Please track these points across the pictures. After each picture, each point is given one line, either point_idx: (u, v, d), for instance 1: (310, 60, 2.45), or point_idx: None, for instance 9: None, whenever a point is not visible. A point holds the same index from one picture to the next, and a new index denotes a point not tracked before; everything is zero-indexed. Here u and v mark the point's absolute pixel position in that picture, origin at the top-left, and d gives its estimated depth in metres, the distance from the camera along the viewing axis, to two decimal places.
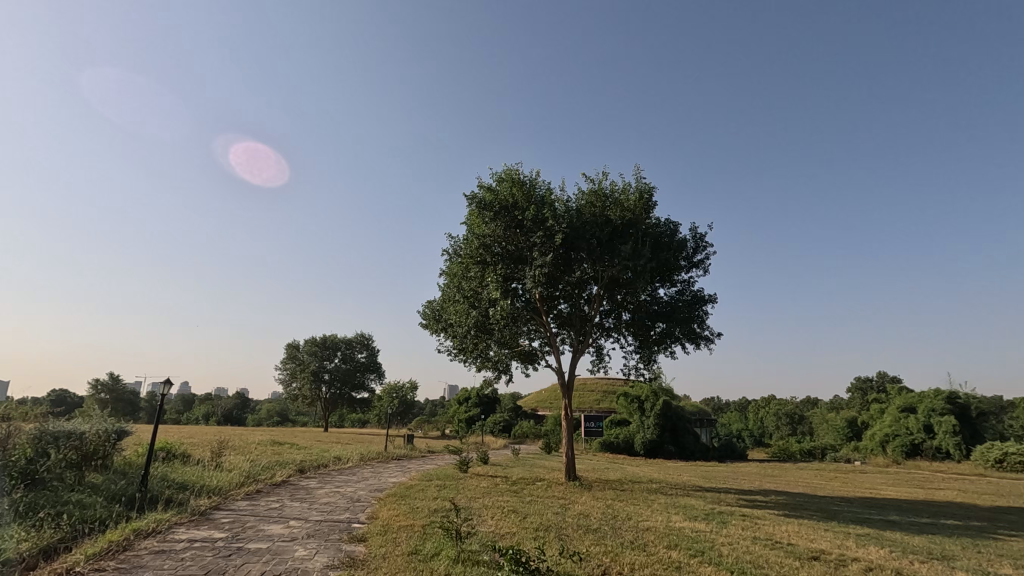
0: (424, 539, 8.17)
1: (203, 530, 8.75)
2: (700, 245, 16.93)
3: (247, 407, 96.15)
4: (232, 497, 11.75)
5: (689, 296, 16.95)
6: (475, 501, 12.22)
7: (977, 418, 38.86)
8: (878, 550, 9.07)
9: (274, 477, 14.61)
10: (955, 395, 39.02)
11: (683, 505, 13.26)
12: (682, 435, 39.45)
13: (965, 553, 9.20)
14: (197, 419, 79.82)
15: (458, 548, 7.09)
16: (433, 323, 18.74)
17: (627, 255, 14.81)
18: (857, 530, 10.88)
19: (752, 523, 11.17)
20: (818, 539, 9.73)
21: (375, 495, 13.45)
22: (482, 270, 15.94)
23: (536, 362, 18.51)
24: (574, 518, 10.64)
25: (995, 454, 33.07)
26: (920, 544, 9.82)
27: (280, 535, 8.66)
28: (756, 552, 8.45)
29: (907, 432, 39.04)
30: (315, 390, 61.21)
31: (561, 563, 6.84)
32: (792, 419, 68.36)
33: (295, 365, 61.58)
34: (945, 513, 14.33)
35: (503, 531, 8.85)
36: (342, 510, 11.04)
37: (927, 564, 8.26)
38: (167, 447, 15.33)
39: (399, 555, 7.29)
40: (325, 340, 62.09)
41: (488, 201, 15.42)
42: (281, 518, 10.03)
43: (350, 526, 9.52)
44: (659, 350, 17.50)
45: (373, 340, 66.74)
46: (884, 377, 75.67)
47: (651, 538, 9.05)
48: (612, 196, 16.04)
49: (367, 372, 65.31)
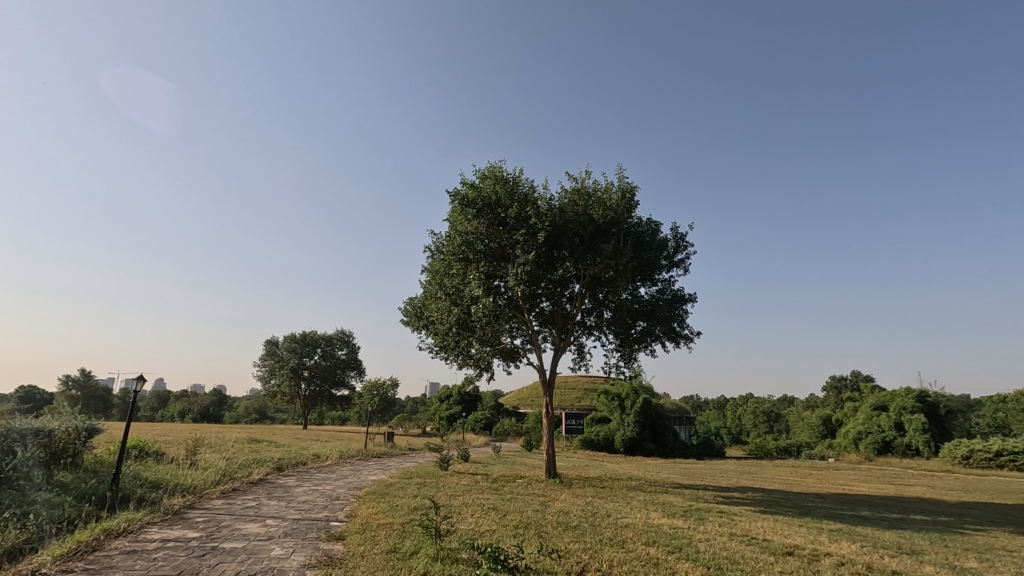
0: (403, 538, 8.11)
1: (176, 530, 8.56)
2: (681, 245, 17.12)
3: (224, 404, 94.55)
4: (207, 496, 11.52)
5: (670, 295, 17.09)
6: (456, 499, 12.20)
7: (946, 416, 39.93)
8: (850, 545, 9.24)
9: (251, 475, 14.34)
10: (926, 394, 39.98)
11: (661, 502, 13.44)
12: (662, 432, 39.83)
13: (933, 548, 9.44)
14: (171, 417, 78.08)
15: (437, 547, 7.05)
16: (415, 320, 18.66)
17: (609, 254, 14.90)
18: (830, 526, 11.11)
19: (729, 520, 11.32)
20: (792, 534, 9.91)
21: (354, 493, 13.34)
22: (464, 267, 15.89)
23: (518, 359, 18.56)
24: (555, 515, 10.68)
25: (962, 451, 34.15)
26: (891, 538, 10.06)
27: (255, 535, 8.49)
28: (733, 548, 8.58)
29: (878, 429, 40.00)
30: (295, 387, 60.30)
31: (541, 562, 6.81)
32: (769, 417, 69.52)
33: (274, 362, 60.82)
34: (914, 509, 14.74)
35: (483, 529, 8.83)
36: (320, 509, 10.91)
37: (897, 559, 8.44)
38: (141, 445, 14.99)
39: (377, 554, 7.22)
40: (305, 337, 61.58)
41: (472, 199, 15.38)
42: (258, 517, 9.89)
43: (328, 526, 9.38)
44: (639, 349, 17.65)
45: (353, 337, 66.40)
46: (858, 376, 77.19)
47: (630, 535, 9.14)
48: (595, 195, 16.12)
49: (348, 369, 64.92)
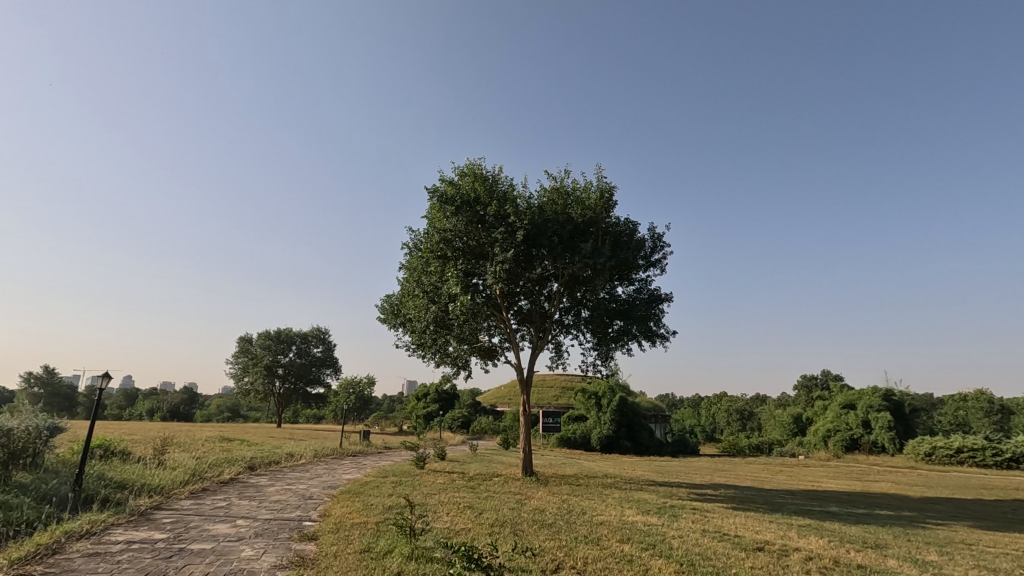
0: (378, 537, 8.04)
1: (143, 531, 8.35)
2: (658, 245, 17.30)
3: (195, 403, 92.36)
4: (175, 496, 11.25)
5: (646, 295, 17.26)
6: (431, 497, 12.16)
7: (910, 414, 41.20)
8: (818, 540, 9.47)
9: (221, 475, 14.03)
10: (892, 393, 41.15)
11: (636, 499, 13.57)
12: (638, 430, 40.23)
13: (897, 542, 9.73)
14: (139, 416, 76.07)
15: (412, 546, 6.99)
16: (392, 318, 18.50)
17: (588, 253, 14.99)
18: (799, 522, 11.35)
19: (701, 516, 11.50)
20: (762, 530, 10.10)
21: (328, 492, 13.17)
22: (442, 265, 15.80)
23: (496, 358, 18.56)
24: (530, 513, 10.70)
25: (925, 448, 35.31)
26: (857, 533, 10.33)
27: (225, 535, 8.32)
28: (704, 544, 8.70)
29: (847, 427, 41.06)
30: (269, 385, 59.20)
31: (515, 560, 6.82)
32: (742, 416, 70.77)
33: (248, 360, 59.77)
34: (880, 504, 15.15)
35: (458, 528, 8.81)
36: (293, 509, 10.73)
37: (862, 552, 8.67)
38: (107, 444, 14.57)
39: (351, 554, 7.13)
40: (280, 334, 60.68)
41: (450, 195, 15.28)
42: (228, 517, 9.68)
43: (301, 525, 9.25)
44: (616, 347, 17.80)
45: (329, 334, 65.67)
46: (828, 374, 79.04)
47: (605, 532, 9.21)
48: (574, 195, 16.22)
49: (323, 367, 64.09)
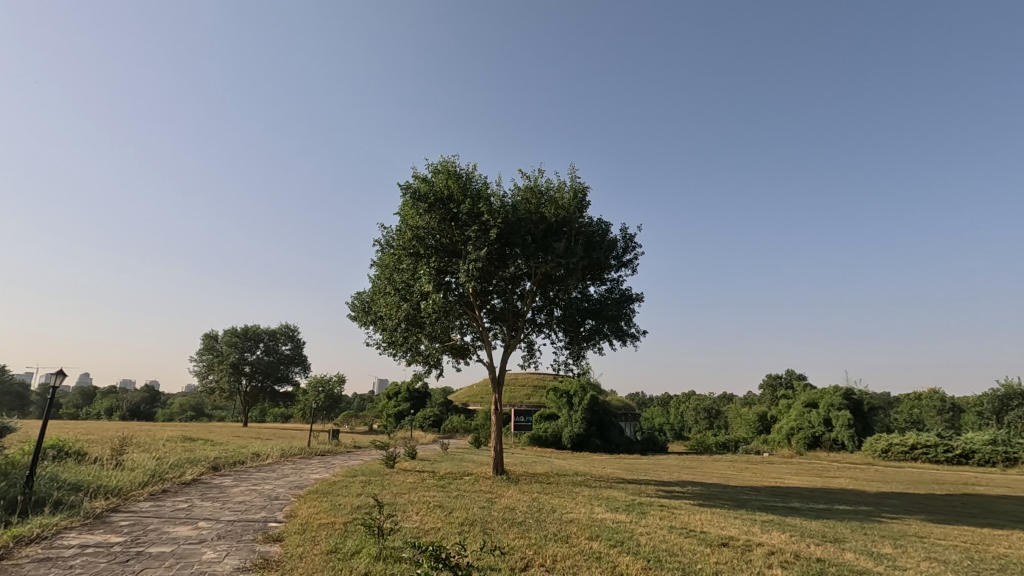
0: (345, 538, 7.91)
1: (98, 535, 8.04)
2: (630, 245, 17.49)
3: (156, 402, 89.51)
4: (133, 498, 10.88)
5: (618, 294, 17.43)
6: (400, 496, 12.04)
7: (868, 412, 42.72)
8: (780, 535, 9.73)
9: (183, 476, 13.60)
10: (851, 391, 42.56)
11: (605, 497, 13.73)
12: (608, 429, 40.62)
13: (854, 535, 10.08)
14: (96, 415, 73.41)
15: (380, 546, 6.91)
16: (363, 315, 18.26)
17: (561, 253, 15.05)
18: (762, 517, 11.64)
19: (668, 513, 11.70)
20: (727, 526, 10.33)
21: (295, 492, 12.92)
22: (415, 263, 15.66)
23: (468, 356, 18.51)
24: (500, 511, 10.71)
25: (882, 444, 36.65)
26: (817, 528, 10.65)
27: (185, 538, 8.08)
28: (671, 540, 8.84)
29: (809, 425, 42.29)
30: (235, 383, 57.82)
31: (484, 559, 6.81)
32: (710, 414, 72.23)
33: (213, 357, 58.28)
34: (839, 500, 15.67)
35: (427, 527, 8.74)
36: (258, 510, 10.50)
37: (821, 546, 8.95)
38: (60, 444, 13.97)
39: (317, 555, 7.02)
40: (247, 331, 59.37)
41: (423, 192, 15.19)
42: (189, 519, 9.40)
43: (266, 526, 9.07)
44: (587, 347, 17.95)
45: (298, 332, 64.53)
46: (792, 373, 81.20)
47: (574, 530, 9.26)
48: (548, 194, 16.28)
49: (292, 365, 62.90)
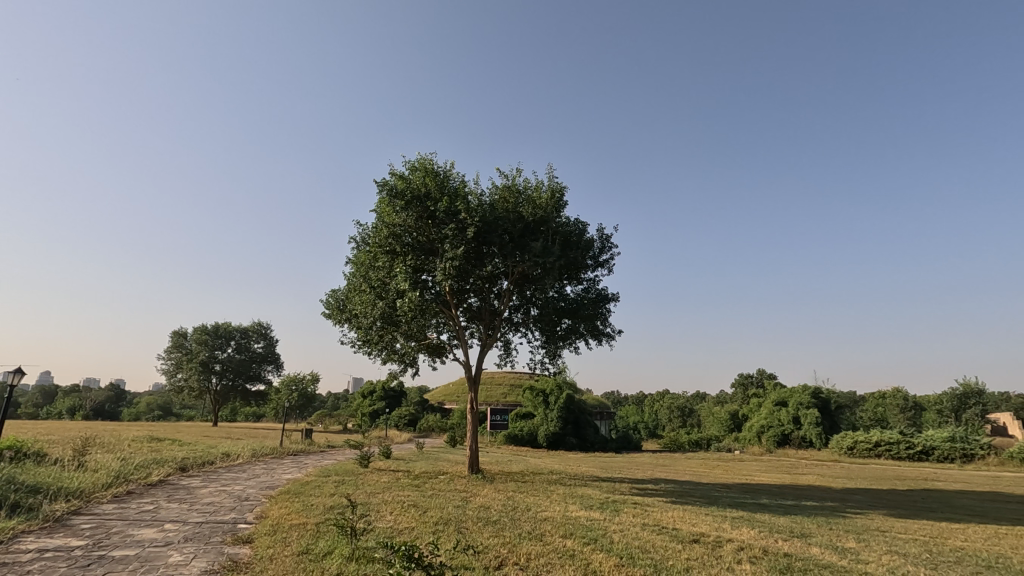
0: (317, 538, 7.82)
1: (57, 539, 7.78)
2: (606, 245, 17.64)
3: (121, 401, 86.94)
4: (96, 500, 10.54)
5: (594, 294, 17.57)
6: (374, 496, 11.92)
7: (835, 410, 43.96)
8: (749, 531, 9.94)
9: (149, 478, 13.23)
10: (819, 390, 43.68)
11: (580, 495, 13.83)
12: (584, 427, 40.88)
13: (819, 530, 10.36)
14: (58, 414, 70.99)
15: (352, 546, 6.84)
16: (337, 313, 18.04)
17: (538, 252, 15.09)
18: (733, 514, 11.88)
19: (642, 510, 11.86)
20: (699, 523, 10.50)
21: (265, 493, 12.70)
22: (390, 260, 15.51)
23: (444, 355, 18.43)
24: (474, 510, 10.71)
25: (848, 442, 37.70)
26: (784, 523, 10.91)
27: (151, 541, 7.88)
28: (644, 537, 8.95)
29: (779, 423, 43.27)
30: (204, 381, 56.51)
31: (458, 558, 6.80)
32: (683, 413, 73.38)
33: (182, 355, 56.89)
34: (806, 496, 16.10)
35: (401, 527, 8.68)
36: (226, 511, 10.28)
37: (788, 542, 9.17)
38: (18, 446, 13.45)
39: (287, 556, 6.90)
40: (218, 329, 58.08)
41: (400, 190, 15.08)
42: (155, 521, 9.17)
43: (235, 527, 8.91)
44: (564, 345, 18.05)
45: (271, 329, 63.38)
46: (763, 372, 82.92)
47: (549, 528, 9.30)
48: (525, 193, 16.32)
49: (264, 363, 61.74)
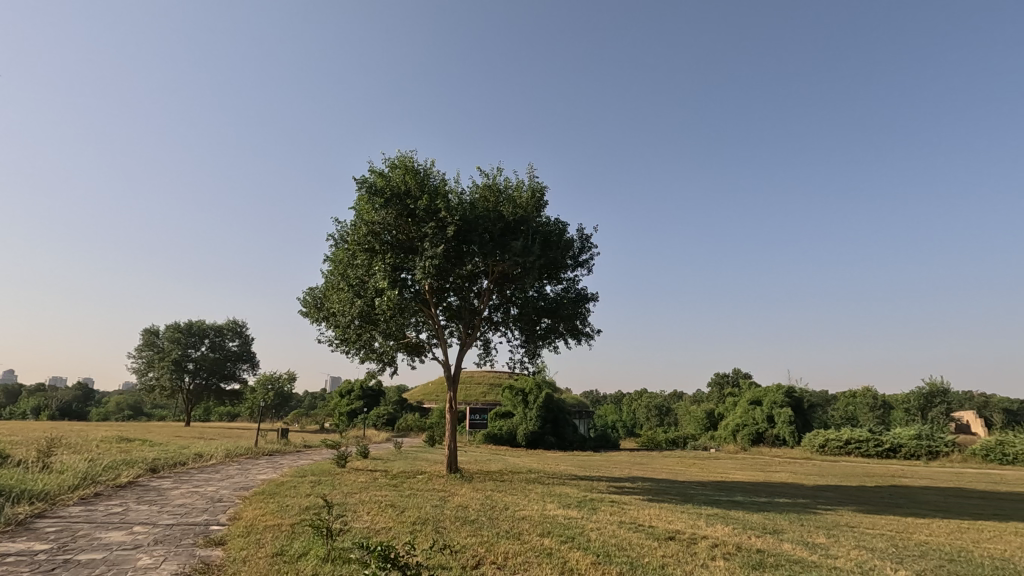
0: (291, 539, 7.72)
1: (19, 543, 7.53)
2: (586, 245, 17.75)
3: (89, 400, 84.56)
4: (62, 502, 10.24)
5: (574, 294, 17.65)
6: (351, 496, 11.81)
7: (807, 409, 44.96)
8: (723, 528, 10.11)
9: (118, 479, 12.89)
10: (793, 390, 44.62)
11: (558, 493, 13.90)
12: (562, 426, 41.06)
13: (791, 527, 10.58)
14: (22, 414, 68.74)
15: (328, 547, 6.76)
16: (315, 311, 17.80)
17: (518, 252, 15.11)
18: (708, 511, 12.06)
19: (619, 509, 11.97)
20: (674, 520, 10.64)
21: (240, 494, 12.47)
22: (369, 259, 15.37)
23: (423, 354, 18.34)
24: (453, 510, 10.67)
25: (819, 440, 38.58)
26: (757, 520, 11.13)
27: (119, 544, 7.68)
28: (621, 535, 9.04)
29: (753, 422, 44.04)
30: (177, 380, 55.30)
31: (435, 558, 6.78)
32: (660, 411, 74.23)
33: (153, 353, 55.60)
34: (778, 493, 16.45)
35: (378, 527, 8.62)
36: (199, 513, 10.07)
37: (761, 538, 9.36)
38: None
39: (261, 558, 6.80)
40: (191, 327, 56.86)
41: (379, 187, 14.95)
42: (124, 523, 8.93)
43: (208, 529, 8.75)
44: (543, 345, 18.11)
45: (246, 327, 62.27)
46: (738, 372, 84.32)
47: (526, 527, 9.33)
48: (506, 193, 16.33)
49: (239, 362, 60.65)
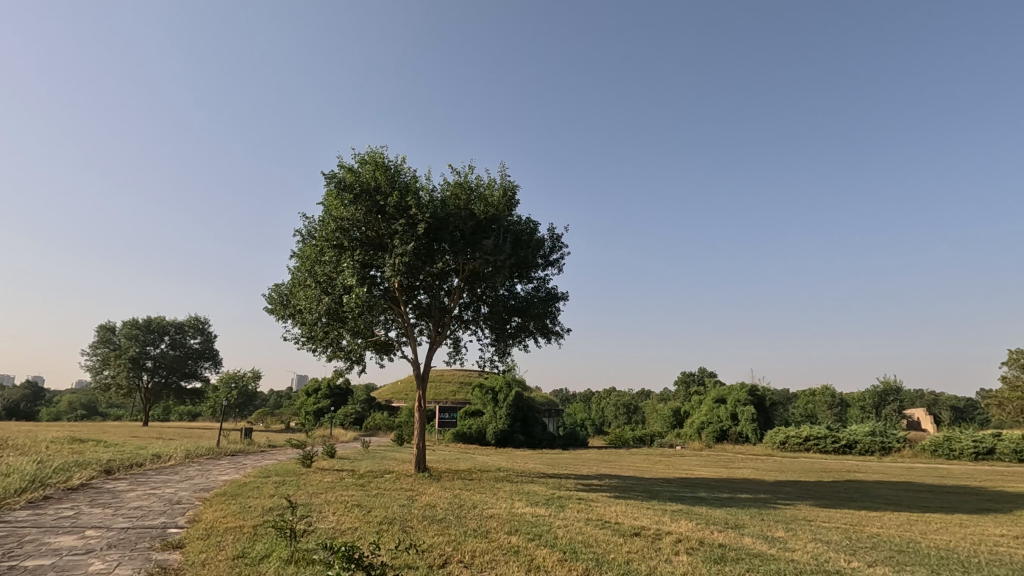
0: (254, 541, 7.56)
1: None
2: (556, 245, 17.87)
3: (38, 399, 80.88)
4: (7, 507, 9.76)
5: (544, 293, 17.74)
6: (316, 497, 11.63)
7: (769, 407, 46.28)
8: (687, 523, 10.33)
9: (69, 481, 12.37)
10: (755, 388, 45.84)
11: (526, 492, 13.96)
12: (532, 424, 41.25)
13: (752, 521, 10.87)
14: None
15: (291, 548, 6.64)
16: (280, 308, 17.44)
17: (488, 250, 15.10)
18: (673, 507, 12.29)
19: (586, 506, 12.10)
20: (640, 517, 10.82)
21: (199, 495, 12.13)
22: (338, 255, 15.14)
23: (392, 352, 18.16)
24: (420, 509, 10.59)
25: (780, 437, 39.76)
26: (720, 515, 11.40)
27: (70, 549, 7.37)
28: (588, 532, 9.15)
29: (718, 419, 45.08)
30: (134, 379, 53.34)
31: (401, 558, 6.75)
32: (629, 410, 75.25)
33: (109, 351, 53.50)
34: (741, 489, 16.89)
35: (344, 527, 8.52)
36: (156, 515, 9.76)
37: (723, 533, 9.60)
38: None
39: (221, 561, 6.62)
40: (150, 323, 54.96)
41: (348, 182, 14.74)
42: (75, 527, 8.58)
43: (166, 532, 8.49)
44: (513, 344, 18.15)
45: (208, 324, 60.54)
46: (704, 371, 86.10)
47: (494, 525, 9.36)
48: (477, 191, 16.29)
49: (201, 360, 58.94)
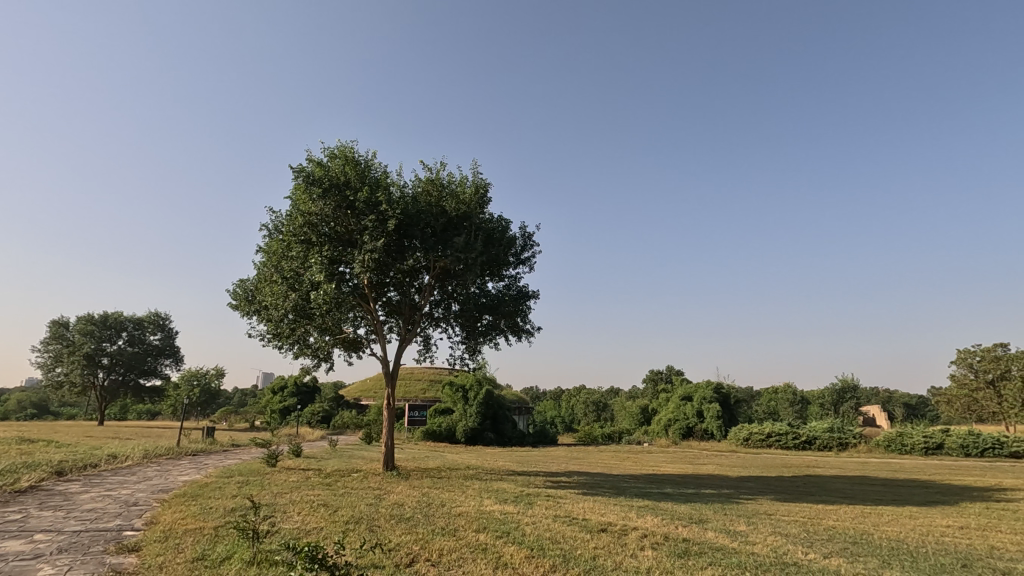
0: (214, 543, 7.36)
1: None
2: (528, 244, 17.92)
3: None
4: None
5: (515, 291, 17.79)
6: (280, 496, 11.39)
7: (733, 404, 47.50)
8: (653, 518, 10.51)
9: (16, 483, 11.81)
10: (721, 386, 46.98)
11: (495, 489, 13.99)
12: (502, 422, 41.33)
13: (716, 516, 11.13)
14: None
15: (253, 550, 6.48)
16: (245, 304, 17.03)
17: (459, 247, 15.06)
18: (639, 503, 12.48)
19: (554, 503, 12.18)
20: (607, 513, 10.96)
21: (157, 496, 11.73)
22: (306, 251, 14.85)
23: (360, 349, 17.93)
24: (387, 508, 10.49)
25: (743, 433, 40.86)
26: (685, 511, 11.63)
27: (16, 554, 7.04)
28: (555, 529, 9.21)
29: (684, 416, 46.02)
30: (89, 376, 51.26)
31: (368, 558, 6.68)
32: (598, 407, 76.04)
33: (62, 347, 51.26)
34: (705, 484, 17.26)
35: (309, 527, 8.38)
36: (111, 518, 9.41)
37: (687, 527, 9.81)
38: None
39: (179, 564, 6.43)
40: (106, 319, 52.95)
41: (317, 176, 14.48)
42: (23, 532, 8.19)
43: (121, 535, 8.20)
44: (483, 342, 18.14)
45: (169, 321, 58.67)
46: (672, 368, 87.66)
47: (462, 523, 9.35)
48: (449, 188, 16.21)
49: (161, 357, 57.06)
